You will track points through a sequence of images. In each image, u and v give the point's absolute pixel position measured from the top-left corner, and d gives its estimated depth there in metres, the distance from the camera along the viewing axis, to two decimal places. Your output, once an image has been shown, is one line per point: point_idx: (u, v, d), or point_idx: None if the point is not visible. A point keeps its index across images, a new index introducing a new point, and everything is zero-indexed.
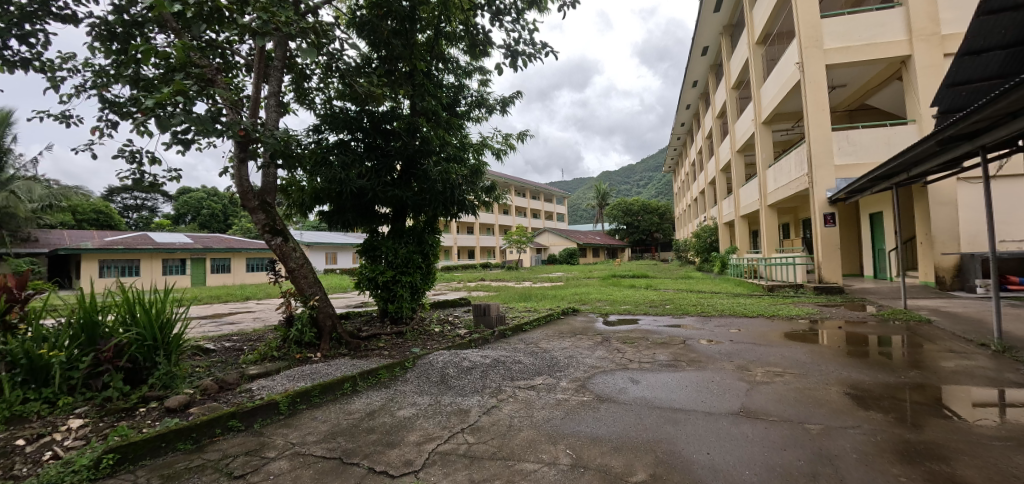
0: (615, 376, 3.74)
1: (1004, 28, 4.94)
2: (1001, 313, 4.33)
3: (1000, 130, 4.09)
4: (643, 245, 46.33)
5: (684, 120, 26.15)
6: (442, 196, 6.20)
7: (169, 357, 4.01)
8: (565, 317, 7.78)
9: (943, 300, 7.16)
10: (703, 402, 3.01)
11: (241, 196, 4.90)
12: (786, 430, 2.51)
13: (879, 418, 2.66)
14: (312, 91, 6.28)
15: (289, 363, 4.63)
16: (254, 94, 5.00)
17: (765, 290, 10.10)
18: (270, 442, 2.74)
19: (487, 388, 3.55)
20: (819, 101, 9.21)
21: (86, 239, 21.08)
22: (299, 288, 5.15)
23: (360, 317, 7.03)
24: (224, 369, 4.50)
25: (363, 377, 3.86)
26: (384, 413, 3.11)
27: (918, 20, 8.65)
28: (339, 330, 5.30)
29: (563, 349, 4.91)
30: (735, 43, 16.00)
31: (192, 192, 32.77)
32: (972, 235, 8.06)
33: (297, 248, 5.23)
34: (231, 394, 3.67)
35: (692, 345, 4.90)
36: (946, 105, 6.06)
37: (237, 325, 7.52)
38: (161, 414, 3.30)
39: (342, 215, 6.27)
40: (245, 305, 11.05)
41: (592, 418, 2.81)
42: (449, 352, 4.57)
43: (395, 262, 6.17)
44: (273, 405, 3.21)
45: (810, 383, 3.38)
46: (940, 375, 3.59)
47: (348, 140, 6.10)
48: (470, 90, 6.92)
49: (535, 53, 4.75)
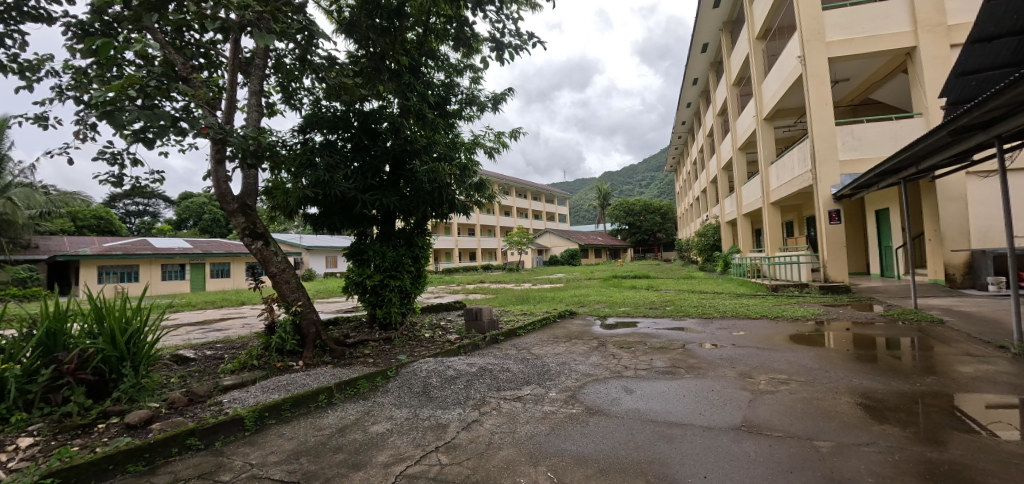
0: (608, 385, 3.49)
1: (1015, 14, 4.63)
2: (1020, 314, 4.06)
3: (1018, 119, 3.79)
4: (646, 245, 46.12)
5: (685, 119, 25.94)
6: (431, 196, 5.98)
7: (137, 368, 3.75)
8: (562, 320, 7.54)
9: (955, 299, 6.87)
10: (701, 414, 2.77)
11: (219, 200, 4.66)
12: (793, 449, 2.26)
13: (896, 433, 2.40)
14: (298, 91, 6.04)
15: (267, 373, 4.37)
16: (230, 93, 4.72)
17: (769, 290, 9.82)
18: (227, 464, 2.53)
19: (470, 400, 3.30)
20: (821, 95, 8.95)
21: (87, 245, 21.00)
22: (281, 293, 4.91)
23: (349, 323, 6.81)
24: (199, 379, 4.28)
25: (340, 388, 3.62)
26: (355, 429, 2.87)
27: (923, 10, 8.39)
28: (323, 337, 5.07)
29: (556, 355, 4.66)
30: (735, 39, 15.74)
31: (193, 197, 32.70)
32: (985, 230, 7.75)
33: (279, 252, 4.98)
34: (199, 408, 3.45)
35: (692, 350, 4.64)
36: (956, 96, 5.82)
37: (224, 332, 7.30)
38: (120, 430, 3.08)
39: (328, 218, 5.96)
40: (237, 311, 10.85)
41: (578, 435, 2.57)
42: (435, 360, 4.35)
43: (383, 266, 5.93)
44: (237, 420, 2.98)
45: (818, 393, 3.12)
46: (960, 382, 3.32)
47: (335, 140, 5.86)
48: (461, 87, 6.70)
49: (521, 44, 4.50)
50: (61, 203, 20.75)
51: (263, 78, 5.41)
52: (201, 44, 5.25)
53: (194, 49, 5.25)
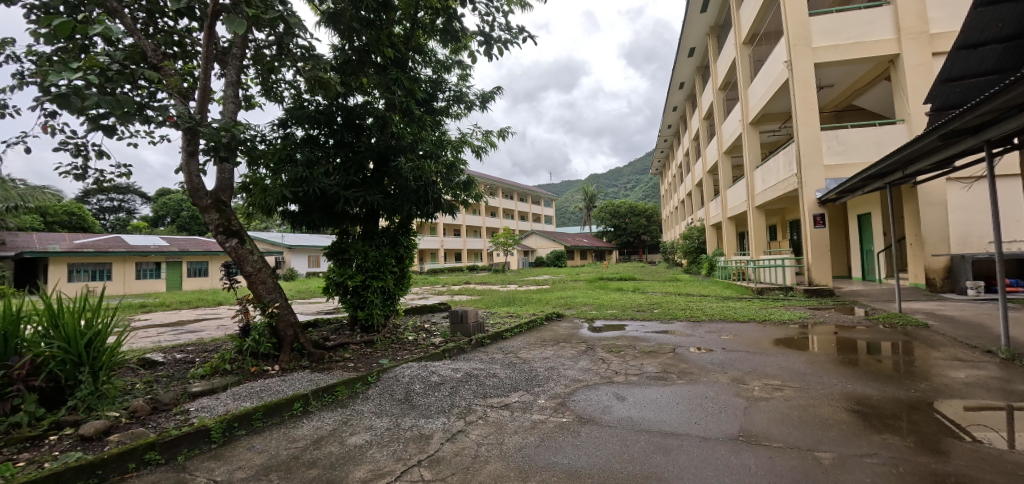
0: (599, 392, 3.37)
1: (1001, 21, 4.71)
2: (1008, 319, 4.05)
3: (1009, 123, 3.78)
4: (631, 247, 46.50)
5: (671, 123, 26.25)
6: (416, 195, 5.75)
7: (96, 374, 3.46)
8: (549, 323, 7.41)
9: (937, 303, 6.95)
10: (696, 424, 2.65)
11: (191, 194, 4.38)
12: (794, 461, 2.16)
13: (898, 443, 2.32)
14: (279, 84, 5.78)
15: (240, 379, 4.13)
16: (204, 82, 4.42)
17: (755, 293, 9.87)
18: (189, 481, 2.32)
19: (455, 408, 3.14)
20: (807, 99, 9.03)
21: (56, 241, 20.11)
22: (256, 294, 4.62)
23: (329, 326, 6.57)
24: (166, 385, 4.02)
25: (317, 395, 3.41)
26: (332, 441, 2.69)
27: (906, 19, 8.53)
28: (301, 340, 4.82)
29: (544, 359, 4.53)
30: (721, 44, 15.89)
31: (171, 194, 31.74)
32: (963, 235, 7.90)
33: (255, 252, 4.71)
34: (163, 418, 3.21)
35: (682, 354, 4.55)
36: (940, 102, 5.81)
37: (197, 334, 6.99)
38: (72, 443, 2.84)
39: (307, 216, 5.66)
40: (213, 312, 10.45)
41: (570, 447, 2.43)
42: (418, 365, 4.16)
43: (365, 266, 5.71)
44: (204, 432, 2.76)
45: (813, 400, 3.04)
46: (952, 388, 3.29)
47: (316, 135, 5.61)
48: (449, 84, 6.53)
49: (511, 38, 4.34)
50: (29, 199, 19.82)
51: (241, 68, 5.15)
52: (176, 32, 4.97)
53: (168, 36, 4.96)
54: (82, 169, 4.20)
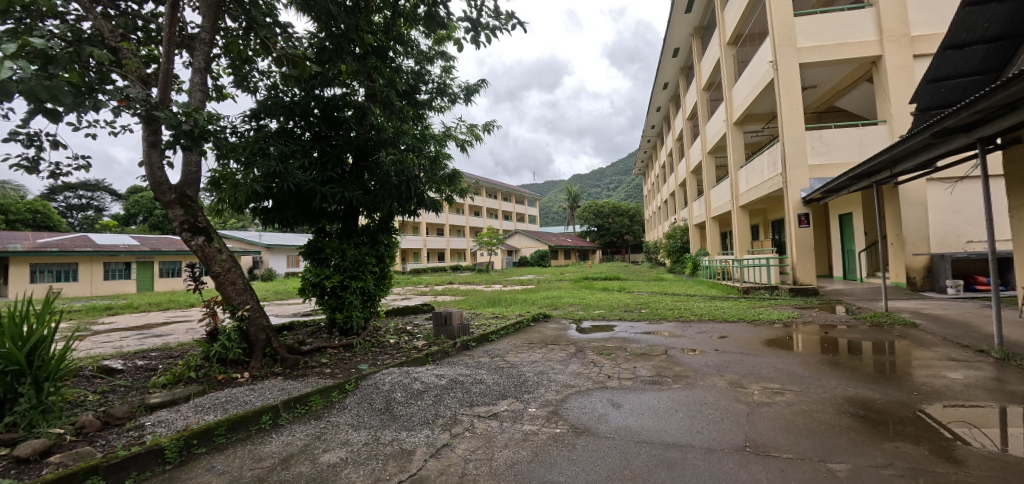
0: (592, 399, 3.18)
1: (987, 21, 4.72)
2: (1001, 318, 4.01)
3: (1005, 120, 3.71)
4: (614, 247, 46.86)
5: (655, 122, 26.44)
6: (397, 191, 5.46)
7: (41, 386, 3.07)
8: (536, 324, 7.24)
9: (921, 302, 7.01)
10: (698, 433, 2.49)
11: (153, 189, 4.03)
12: (808, 474, 2.01)
13: (912, 452, 2.20)
14: (253, 74, 5.40)
15: (205, 388, 3.81)
16: (166, 67, 4.03)
17: (740, 292, 9.88)
18: None
19: (438, 419, 2.91)
20: (793, 99, 9.03)
21: (16, 239, 18.98)
22: (224, 295, 4.28)
23: (306, 329, 6.26)
24: (123, 396, 3.69)
25: (288, 407, 3.13)
26: (303, 459, 2.44)
27: (888, 20, 8.62)
28: (274, 345, 4.51)
29: (532, 364, 4.33)
30: (705, 44, 15.97)
31: (144, 191, 30.55)
32: (943, 234, 8.04)
33: (223, 250, 4.38)
34: (115, 434, 2.90)
35: (674, 356, 4.41)
36: (925, 103, 5.81)
37: (163, 339, 6.56)
38: (6, 466, 2.52)
39: (281, 213, 5.29)
40: (184, 315, 9.93)
41: (566, 462, 2.23)
42: (400, 370, 3.92)
43: (343, 265, 5.42)
44: (157, 451, 2.47)
45: (816, 405, 2.90)
46: (953, 389, 3.21)
47: (292, 128, 5.26)
48: (432, 76, 6.28)
49: (500, 25, 4.11)
50: None
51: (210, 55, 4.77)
52: (140, 16, 4.60)
53: (131, 20, 4.58)
54: (32, 161, 3.78)
